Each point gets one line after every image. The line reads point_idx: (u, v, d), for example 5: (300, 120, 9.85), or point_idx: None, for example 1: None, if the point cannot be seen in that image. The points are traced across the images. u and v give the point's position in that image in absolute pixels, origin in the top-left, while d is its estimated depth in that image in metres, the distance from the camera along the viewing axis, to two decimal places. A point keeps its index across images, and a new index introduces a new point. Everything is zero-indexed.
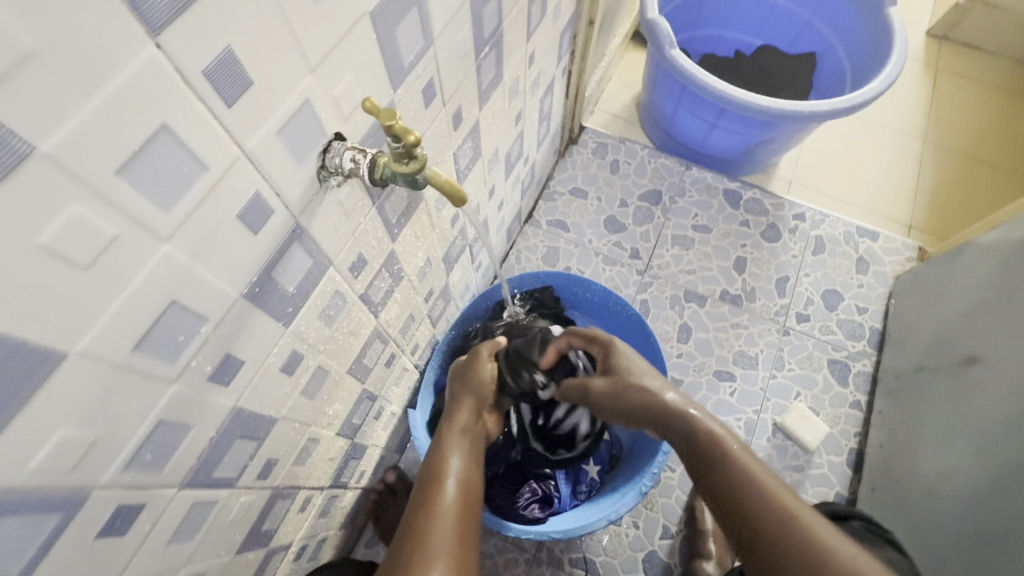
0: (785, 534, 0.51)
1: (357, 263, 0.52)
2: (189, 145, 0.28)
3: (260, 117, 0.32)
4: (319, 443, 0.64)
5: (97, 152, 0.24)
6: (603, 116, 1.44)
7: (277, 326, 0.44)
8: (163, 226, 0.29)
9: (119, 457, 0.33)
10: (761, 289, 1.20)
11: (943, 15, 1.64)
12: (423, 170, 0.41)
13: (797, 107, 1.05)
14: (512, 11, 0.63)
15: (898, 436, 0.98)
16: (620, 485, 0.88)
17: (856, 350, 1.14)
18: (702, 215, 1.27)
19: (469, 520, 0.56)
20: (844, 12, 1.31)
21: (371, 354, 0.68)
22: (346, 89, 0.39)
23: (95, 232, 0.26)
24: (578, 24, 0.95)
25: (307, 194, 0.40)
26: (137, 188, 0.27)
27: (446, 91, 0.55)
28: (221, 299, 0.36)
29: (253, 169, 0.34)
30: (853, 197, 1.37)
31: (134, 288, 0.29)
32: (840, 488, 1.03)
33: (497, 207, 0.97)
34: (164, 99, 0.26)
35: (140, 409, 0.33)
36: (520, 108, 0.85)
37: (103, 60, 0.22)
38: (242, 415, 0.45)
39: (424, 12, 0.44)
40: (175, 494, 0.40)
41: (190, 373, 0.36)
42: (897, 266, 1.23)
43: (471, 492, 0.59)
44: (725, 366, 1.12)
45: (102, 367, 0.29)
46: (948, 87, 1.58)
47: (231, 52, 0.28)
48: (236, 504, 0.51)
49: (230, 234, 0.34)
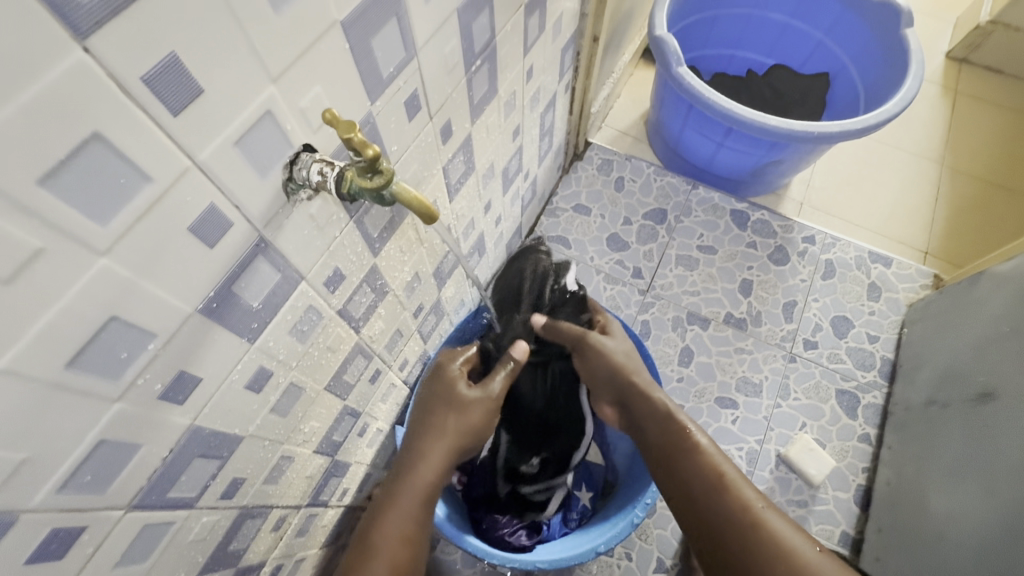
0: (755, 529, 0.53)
1: (333, 278, 0.51)
2: (128, 155, 0.27)
3: (213, 127, 0.31)
4: (294, 461, 0.62)
5: (16, 161, 0.23)
6: (610, 133, 1.43)
7: (240, 343, 0.42)
8: (99, 239, 0.28)
9: (53, 477, 0.32)
10: (767, 313, 1.16)
11: (963, 38, 1.60)
12: (390, 186, 0.39)
13: (806, 127, 1.02)
14: (506, 25, 0.62)
15: (906, 472, 0.94)
16: (611, 515, 0.83)
17: (867, 380, 1.10)
18: (708, 235, 1.24)
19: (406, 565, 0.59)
20: (857, 32, 1.28)
21: (352, 371, 0.66)
22: (314, 101, 0.37)
23: (17, 244, 0.24)
24: (581, 40, 0.94)
25: (272, 207, 0.39)
26: (65, 199, 0.25)
27: (432, 104, 0.54)
28: (172, 314, 0.35)
29: (207, 181, 0.32)
30: (866, 220, 1.33)
31: (66, 303, 0.28)
32: (846, 527, 0.98)
33: (495, 221, 0.96)
34: (96, 105, 0.25)
35: (77, 427, 0.32)
36: (519, 122, 0.83)
37: (21, 64, 0.21)
38: (201, 433, 0.43)
39: (405, 23, 0.43)
40: (122, 516, 0.39)
41: (137, 390, 0.35)
42: (911, 293, 1.18)
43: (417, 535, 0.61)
44: (728, 393, 1.08)
45: (28, 385, 0.28)
46: (967, 110, 1.54)
47: (176, 59, 0.27)
48: (197, 524, 0.49)
49: (181, 247, 0.33)
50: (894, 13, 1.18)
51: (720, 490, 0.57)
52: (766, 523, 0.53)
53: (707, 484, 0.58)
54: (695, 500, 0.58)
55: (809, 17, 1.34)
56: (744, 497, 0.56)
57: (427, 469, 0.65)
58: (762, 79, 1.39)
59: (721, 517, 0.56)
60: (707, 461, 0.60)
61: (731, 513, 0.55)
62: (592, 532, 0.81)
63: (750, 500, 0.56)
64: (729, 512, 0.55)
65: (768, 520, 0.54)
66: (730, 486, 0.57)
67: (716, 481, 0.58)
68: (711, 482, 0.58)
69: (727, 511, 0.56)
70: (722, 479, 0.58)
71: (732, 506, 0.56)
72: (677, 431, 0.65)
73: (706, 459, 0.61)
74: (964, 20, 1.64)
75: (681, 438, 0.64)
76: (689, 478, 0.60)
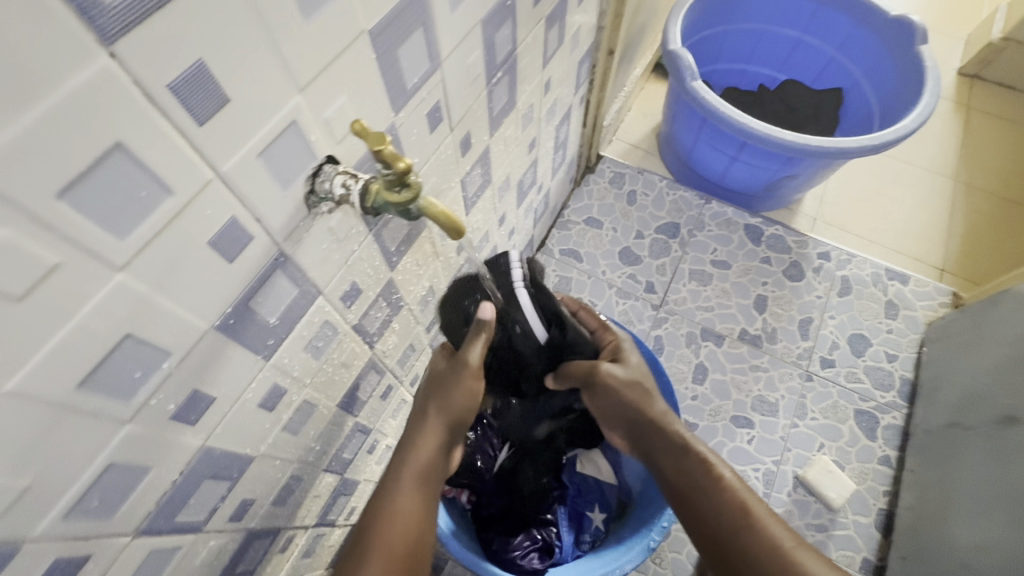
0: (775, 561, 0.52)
1: (350, 292, 0.49)
2: (150, 166, 0.26)
3: (237, 137, 0.30)
4: (304, 480, 0.60)
5: (35, 173, 0.22)
6: (621, 146, 1.42)
7: (255, 360, 0.41)
8: (117, 254, 0.26)
9: (58, 504, 0.30)
10: (782, 330, 1.14)
11: (976, 54, 1.60)
12: (417, 200, 0.38)
13: (824, 143, 1.01)
14: (527, 37, 0.61)
15: (931, 499, 0.91)
16: (625, 537, 0.80)
17: (885, 401, 1.07)
18: (722, 250, 1.23)
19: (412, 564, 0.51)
20: (870, 48, 1.28)
21: (365, 387, 0.64)
22: (339, 111, 0.36)
23: (33, 260, 0.23)
24: (597, 54, 0.94)
25: (293, 220, 0.37)
26: (83, 212, 0.24)
27: (453, 116, 0.53)
28: (187, 332, 0.33)
29: (229, 193, 0.31)
30: (881, 237, 1.32)
31: (79, 321, 0.26)
32: (867, 553, 0.95)
33: (508, 234, 0.94)
34: (119, 114, 0.23)
35: (85, 451, 0.30)
36: (535, 135, 0.82)
37: (44, 71, 0.20)
38: (211, 454, 0.41)
39: (430, 32, 0.42)
40: (128, 542, 0.37)
41: (149, 411, 0.33)
42: (929, 311, 1.16)
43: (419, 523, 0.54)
44: (743, 411, 1.06)
45: (37, 408, 0.26)
46: (981, 126, 1.53)
47: (203, 66, 0.26)
48: (204, 548, 0.47)
49: (200, 261, 0.31)
50: (909, 29, 1.17)
51: (747, 528, 0.55)
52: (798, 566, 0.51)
53: (730, 519, 0.56)
54: (721, 540, 0.56)
55: (822, 33, 1.34)
56: (773, 537, 0.54)
57: (420, 454, 0.59)
58: (774, 94, 1.39)
59: (751, 559, 0.53)
60: (730, 498, 0.57)
61: (760, 555, 0.53)
62: (606, 555, 0.77)
63: (782, 541, 0.53)
64: (759, 555, 0.53)
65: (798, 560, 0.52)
66: (759, 525, 0.55)
67: (743, 519, 0.55)
68: (737, 522, 0.56)
69: (757, 552, 0.53)
70: (749, 517, 0.56)
71: (761, 546, 0.53)
72: (698, 464, 0.61)
73: (731, 495, 0.58)
74: (976, 37, 1.63)
75: (702, 473, 0.60)
76: (715, 516, 0.57)
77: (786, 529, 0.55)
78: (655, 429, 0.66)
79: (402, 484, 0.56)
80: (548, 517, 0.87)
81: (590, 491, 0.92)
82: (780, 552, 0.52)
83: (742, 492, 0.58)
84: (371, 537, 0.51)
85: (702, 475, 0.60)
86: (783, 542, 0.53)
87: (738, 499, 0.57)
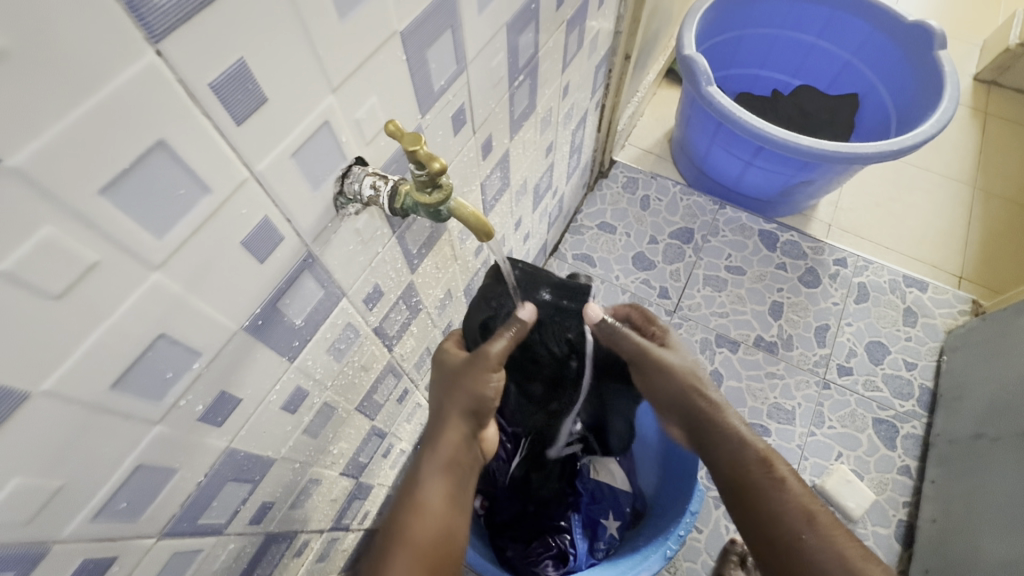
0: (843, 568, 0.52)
1: (372, 295, 0.49)
2: (190, 164, 0.26)
3: (273, 137, 0.30)
4: (321, 484, 0.59)
5: (78, 169, 0.21)
6: (634, 151, 1.42)
7: (281, 362, 0.40)
8: (154, 253, 0.26)
9: (87, 506, 0.30)
10: (799, 337, 1.13)
11: (992, 60, 1.58)
12: (447, 201, 0.38)
13: (842, 147, 1.00)
14: (548, 41, 0.61)
15: (956, 512, 0.89)
16: (641, 545, 0.78)
17: (905, 410, 1.06)
18: (736, 255, 1.22)
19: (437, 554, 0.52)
20: (886, 53, 1.27)
21: (382, 390, 0.64)
22: (370, 112, 0.36)
23: (74, 258, 0.23)
24: (614, 59, 0.94)
25: (321, 221, 0.37)
26: (124, 210, 0.24)
27: (476, 119, 0.53)
28: (217, 332, 0.33)
29: (263, 193, 0.31)
30: (898, 243, 1.30)
31: (115, 320, 0.26)
32: (888, 564, 0.93)
33: (523, 238, 0.94)
34: (162, 112, 0.23)
35: (115, 452, 0.30)
36: (552, 139, 0.82)
37: (92, 67, 0.20)
38: (235, 456, 0.41)
39: (458, 35, 0.42)
40: (153, 544, 0.37)
41: (178, 412, 0.33)
42: (949, 319, 1.15)
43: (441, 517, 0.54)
44: (759, 419, 1.05)
45: (72, 408, 0.26)
46: (998, 132, 1.51)
47: (244, 66, 0.26)
48: (224, 551, 0.47)
49: (232, 261, 0.31)
50: (927, 34, 1.16)
51: (811, 534, 0.54)
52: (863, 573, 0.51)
53: (794, 522, 0.55)
54: (781, 542, 0.55)
55: (838, 38, 1.33)
56: (836, 544, 0.53)
57: (443, 445, 0.57)
58: (789, 99, 1.38)
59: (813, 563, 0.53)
60: (793, 501, 0.57)
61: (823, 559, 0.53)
62: (620, 563, 0.75)
63: (847, 551, 0.53)
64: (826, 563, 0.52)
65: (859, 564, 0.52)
66: (822, 531, 0.54)
67: (805, 523, 0.55)
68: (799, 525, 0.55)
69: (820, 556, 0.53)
70: (813, 522, 0.55)
71: (825, 550, 0.53)
72: (758, 464, 0.59)
73: (793, 498, 0.57)
74: (993, 43, 1.62)
75: (761, 472, 0.59)
76: (776, 517, 0.56)
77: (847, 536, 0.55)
78: (708, 418, 0.64)
79: (426, 475, 0.56)
80: (562, 524, 0.87)
81: (605, 498, 0.90)
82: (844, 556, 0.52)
83: (802, 495, 0.57)
84: (397, 537, 0.52)
85: (761, 474, 0.59)
86: (848, 551, 0.53)
87: (800, 503, 0.57)
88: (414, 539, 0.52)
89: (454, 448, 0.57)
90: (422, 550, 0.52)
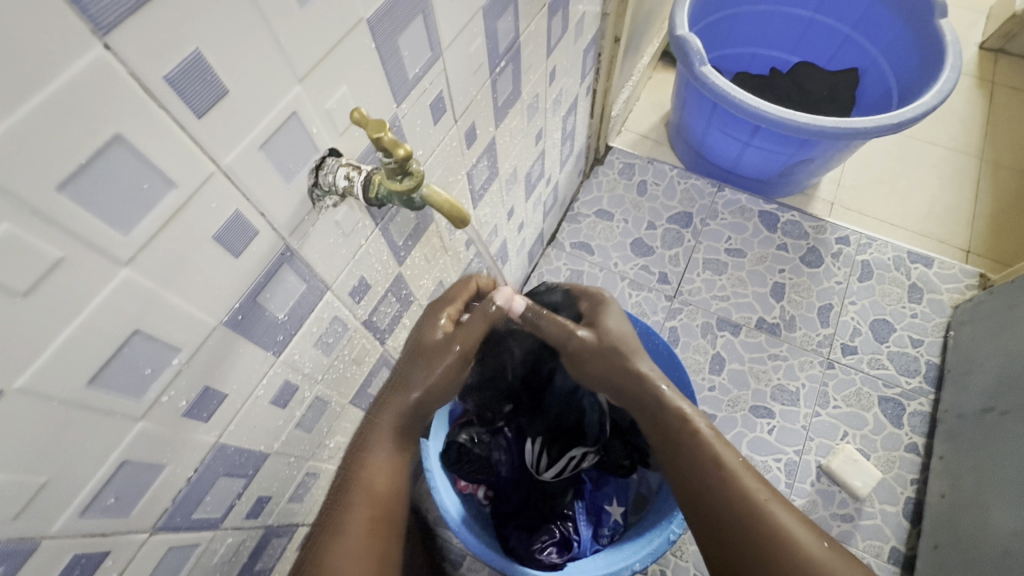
0: (746, 522, 0.53)
1: (359, 288, 0.49)
2: (151, 159, 0.26)
3: (238, 130, 0.29)
4: (320, 478, 0.60)
5: (36, 165, 0.22)
6: (631, 136, 1.40)
7: (266, 356, 0.41)
8: (121, 249, 0.26)
9: (74, 503, 0.31)
10: (802, 317, 1.11)
11: (997, 28, 1.54)
12: (420, 188, 0.38)
13: (838, 123, 0.97)
14: (530, 25, 0.60)
15: (964, 487, 0.88)
16: (643, 530, 0.79)
17: (911, 387, 1.04)
18: (736, 238, 1.20)
19: (384, 523, 0.52)
20: (886, 24, 1.24)
21: (377, 383, 0.64)
22: (341, 102, 0.36)
23: (36, 254, 0.23)
24: (602, 42, 0.92)
25: (297, 214, 0.37)
26: (83, 206, 0.24)
27: (457, 107, 0.52)
28: (195, 328, 0.33)
29: (232, 186, 0.31)
30: (903, 219, 1.28)
31: (87, 317, 0.26)
32: (896, 542, 0.93)
33: (517, 228, 0.94)
34: (118, 105, 0.23)
35: (98, 449, 0.31)
36: (541, 126, 0.81)
37: (38, 63, 0.20)
38: (226, 451, 0.42)
39: (430, 21, 0.41)
40: (146, 539, 0.38)
41: (161, 408, 0.34)
42: (955, 294, 1.13)
43: (388, 499, 0.54)
44: (762, 401, 1.04)
45: (48, 405, 0.27)
46: (1005, 101, 1.48)
47: (200, 57, 0.26)
48: (222, 545, 0.48)
49: (204, 256, 0.31)
50: (928, 4, 1.13)
51: (721, 476, 0.56)
52: (800, 549, 0.51)
53: (708, 467, 0.57)
54: (725, 524, 0.54)
55: (836, 12, 1.30)
56: (784, 525, 0.52)
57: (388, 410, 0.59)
58: (787, 77, 1.35)
59: (761, 540, 0.52)
60: (708, 450, 0.58)
61: (730, 516, 0.54)
62: (624, 548, 0.77)
63: (755, 492, 0.55)
64: (732, 498, 0.55)
65: (773, 515, 0.53)
66: (732, 476, 0.56)
67: (746, 504, 0.54)
68: (735, 505, 0.54)
69: (750, 529, 0.53)
70: (721, 468, 0.57)
71: (734, 491, 0.55)
72: (688, 429, 0.61)
73: (736, 486, 0.55)
74: (998, 10, 1.57)
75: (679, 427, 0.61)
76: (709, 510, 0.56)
77: (790, 512, 0.54)
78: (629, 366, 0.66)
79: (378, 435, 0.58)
80: (567, 511, 0.85)
81: (608, 485, 0.90)
82: (751, 506, 0.54)
83: (748, 478, 0.56)
84: (350, 499, 0.53)
85: (679, 426, 0.61)
86: (792, 530, 0.52)
87: (709, 462, 0.58)
88: (369, 502, 0.53)
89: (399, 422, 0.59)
90: (380, 509, 0.53)
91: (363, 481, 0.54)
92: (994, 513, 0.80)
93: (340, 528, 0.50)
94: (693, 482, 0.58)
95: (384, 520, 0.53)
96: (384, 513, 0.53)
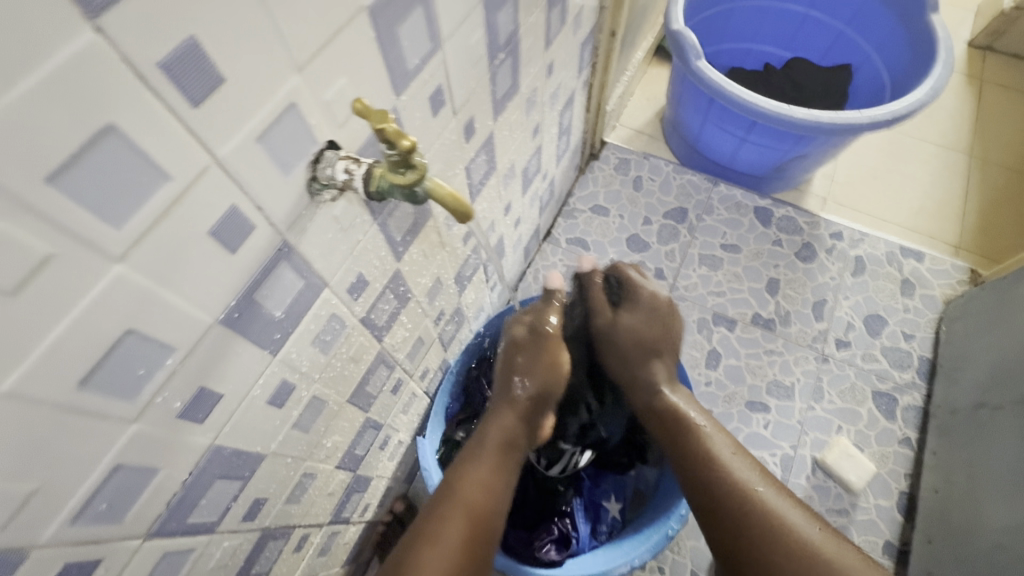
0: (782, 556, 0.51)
1: (357, 284, 0.48)
2: (145, 150, 0.25)
3: (234, 121, 0.28)
4: (317, 478, 0.59)
5: (22, 157, 0.20)
6: (625, 131, 1.39)
7: (263, 355, 0.40)
8: (114, 244, 0.25)
9: (63, 511, 0.29)
10: (796, 313, 1.12)
11: (986, 25, 1.56)
12: (423, 181, 0.37)
13: (834, 119, 0.97)
14: (529, 17, 0.59)
15: (957, 481, 0.89)
16: (642, 525, 0.78)
17: (904, 381, 1.05)
18: (732, 234, 1.20)
19: (478, 539, 0.53)
20: (878, 20, 1.24)
21: (375, 381, 0.63)
22: (340, 93, 0.35)
23: (23, 251, 0.22)
24: (599, 35, 0.91)
25: (295, 209, 0.36)
26: (74, 200, 0.23)
27: (456, 100, 0.51)
28: (190, 327, 0.32)
29: (228, 179, 0.30)
30: (894, 215, 1.29)
31: (77, 316, 0.25)
32: (890, 536, 0.94)
33: (514, 224, 0.93)
34: (111, 92, 0.22)
35: (89, 453, 0.29)
36: (539, 120, 0.80)
37: (24, 48, 0.19)
38: (222, 453, 0.40)
39: (430, 11, 0.40)
40: (139, 545, 0.36)
41: (155, 410, 0.32)
42: (947, 289, 1.14)
43: (485, 514, 0.55)
44: (758, 397, 1.04)
45: (36, 410, 0.25)
46: (993, 98, 1.49)
47: (195, 43, 0.24)
48: (218, 549, 0.46)
49: (200, 252, 0.30)
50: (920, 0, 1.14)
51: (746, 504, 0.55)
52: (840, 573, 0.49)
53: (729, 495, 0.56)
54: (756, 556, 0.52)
55: (830, 8, 1.30)
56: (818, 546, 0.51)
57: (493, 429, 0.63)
58: (781, 72, 1.35)
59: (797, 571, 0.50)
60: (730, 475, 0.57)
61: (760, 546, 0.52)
62: (624, 544, 0.76)
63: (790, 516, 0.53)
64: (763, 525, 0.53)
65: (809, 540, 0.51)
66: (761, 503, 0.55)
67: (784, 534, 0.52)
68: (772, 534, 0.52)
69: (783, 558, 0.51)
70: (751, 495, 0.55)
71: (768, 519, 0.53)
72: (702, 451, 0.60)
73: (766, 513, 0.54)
74: (987, 8, 1.59)
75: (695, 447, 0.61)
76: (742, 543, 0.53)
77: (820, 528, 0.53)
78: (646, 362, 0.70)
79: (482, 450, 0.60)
80: (565, 508, 0.85)
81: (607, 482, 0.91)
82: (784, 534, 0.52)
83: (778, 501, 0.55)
84: (450, 502, 0.54)
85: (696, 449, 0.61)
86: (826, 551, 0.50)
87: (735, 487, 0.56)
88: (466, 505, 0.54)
89: (501, 443, 0.62)
90: (475, 517, 0.54)
91: (462, 487, 0.56)
92: (988, 506, 0.81)
93: (435, 539, 0.51)
94: (719, 510, 0.56)
95: (475, 531, 0.53)
96: (479, 524, 0.54)
